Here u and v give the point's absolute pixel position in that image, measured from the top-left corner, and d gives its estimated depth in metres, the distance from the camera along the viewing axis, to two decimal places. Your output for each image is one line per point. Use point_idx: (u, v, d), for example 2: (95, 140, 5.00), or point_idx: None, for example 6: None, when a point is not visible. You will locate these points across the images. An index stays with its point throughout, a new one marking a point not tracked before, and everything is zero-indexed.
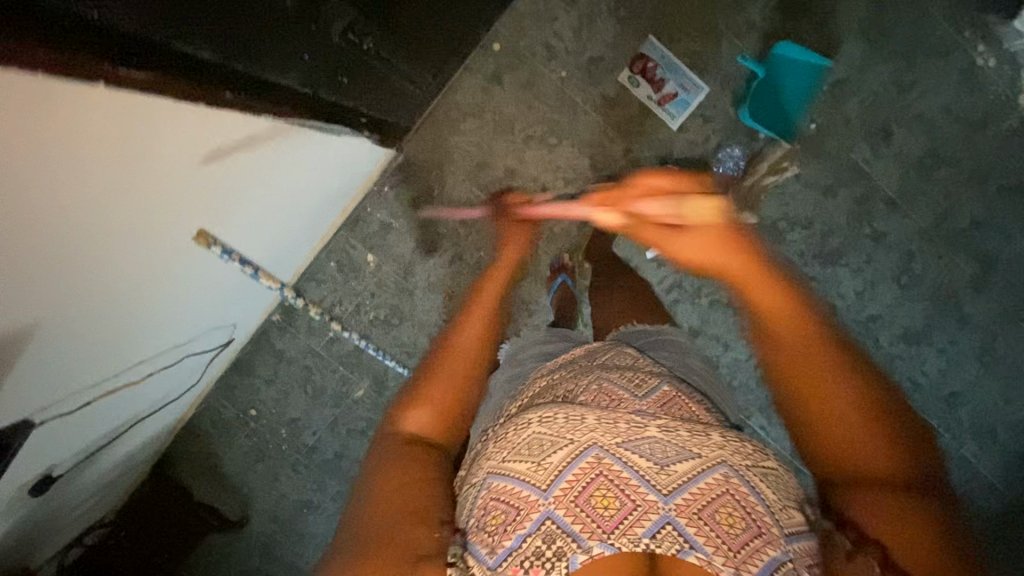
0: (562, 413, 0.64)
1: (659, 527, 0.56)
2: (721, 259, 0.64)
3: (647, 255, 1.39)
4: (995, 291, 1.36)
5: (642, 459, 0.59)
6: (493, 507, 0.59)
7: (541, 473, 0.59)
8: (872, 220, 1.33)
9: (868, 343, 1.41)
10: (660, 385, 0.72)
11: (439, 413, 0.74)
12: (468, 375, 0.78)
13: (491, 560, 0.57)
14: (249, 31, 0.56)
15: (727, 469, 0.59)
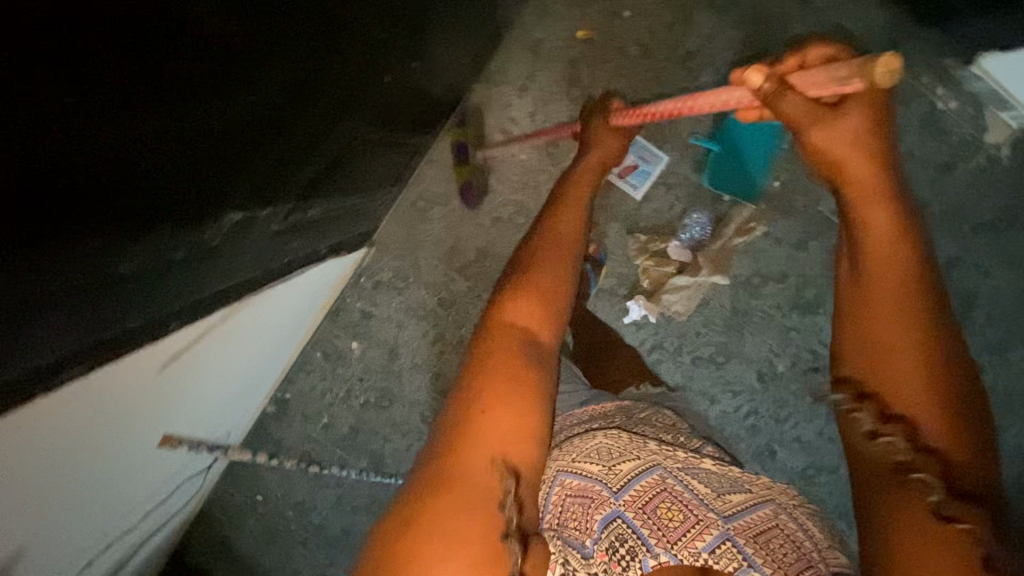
0: (626, 436, 0.73)
1: (716, 544, 0.60)
2: (900, 258, 0.53)
3: (626, 320, 1.38)
4: (979, 324, 1.32)
5: (703, 486, 0.65)
6: (570, 503, 0.66)
7: (613, 476, 0.66)
8: None
9: None
10: (703, 445, 0.79)
11: (541, 305, 0.68)
12: (558, 288, 0.71)
13: (587, 549, 0.62)
14: (193, 274, 0.59)
15: (774, 505, 0.64)
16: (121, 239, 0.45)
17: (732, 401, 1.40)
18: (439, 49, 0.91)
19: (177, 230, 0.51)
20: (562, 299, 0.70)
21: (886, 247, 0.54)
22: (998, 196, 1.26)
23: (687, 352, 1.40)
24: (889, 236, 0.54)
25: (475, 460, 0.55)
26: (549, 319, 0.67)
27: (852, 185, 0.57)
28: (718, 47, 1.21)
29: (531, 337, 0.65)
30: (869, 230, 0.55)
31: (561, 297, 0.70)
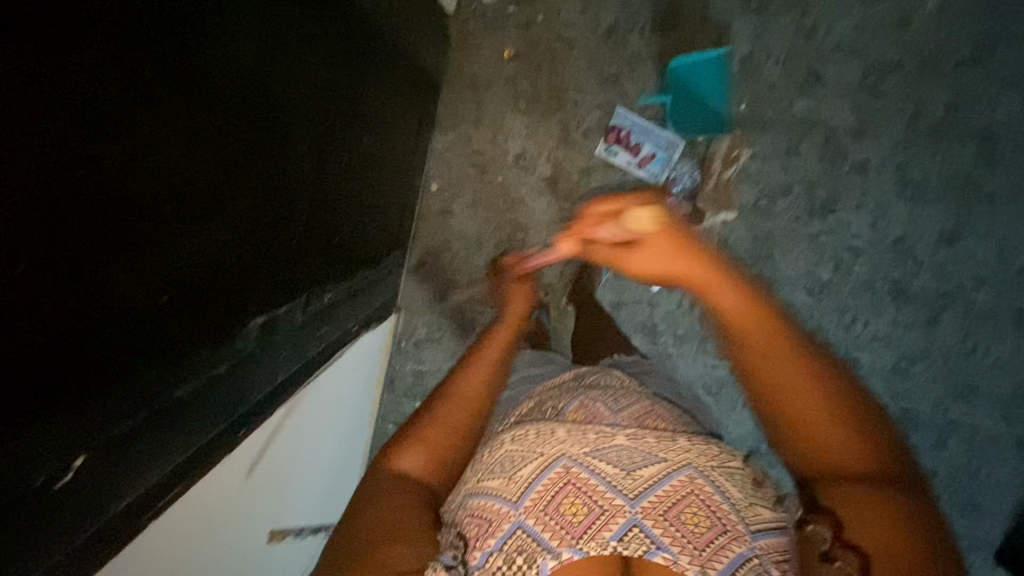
0: (534, 428, 0.74)
1: (625, 530, 0.62)
2: (678, 266, 0.73)
3: (654, 288, 1.41)
4: (1009, 157, 1.27)
5: (612, 468, 0.66)
6: (472, 518, 0.66)
7: (512, 487, 0.66)
8: (849, 153, 1.30)
9: (910, 264, 1.35)
10: (641, 402, 0.84)
11: (427, 458, 0.67)
12: (473, 413, 0.73)
13: (474, 562, 0.63)
14: (237, 379, 0.67)
15: (693, 471, 0.65)
16: (169, 350, 0.55)
17: None
18: (391, 110, 0.99)
19: (214, 336, 0.61)
20: (465, 430, 0.71)
21: (813, 399, 0.62)
22: (967, 27, 1.23)
23: None
24: (792, 356, 0.64)
25: (372, 521, 0.59)
26: (443, 468, 0.68)
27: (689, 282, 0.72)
28: (632, 9, 1.26)
29: (421, 487, 0.65)
30: (767, 374, 0.65)
31: (477, 419, 0.74)
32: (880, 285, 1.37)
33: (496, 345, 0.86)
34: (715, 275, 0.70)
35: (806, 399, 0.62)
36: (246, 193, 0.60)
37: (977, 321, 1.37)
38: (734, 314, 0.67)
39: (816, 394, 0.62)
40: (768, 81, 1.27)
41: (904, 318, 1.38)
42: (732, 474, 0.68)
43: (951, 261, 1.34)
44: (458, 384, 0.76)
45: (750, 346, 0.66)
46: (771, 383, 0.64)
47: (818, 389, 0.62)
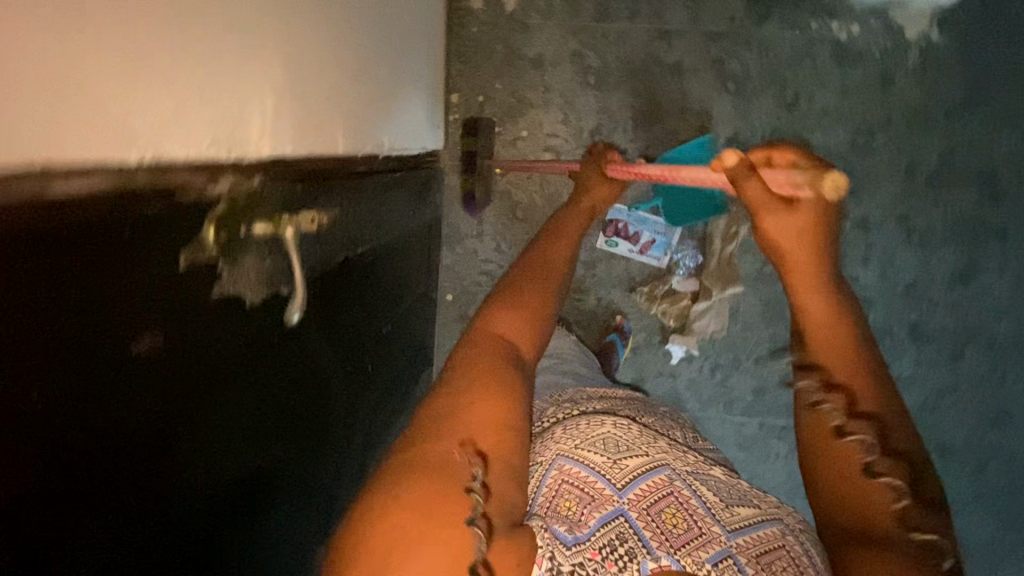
0: (633, 427, 0.66)
1: (720, 558, 0.53)
2: (808, 257, 0.57)
3: (674, 360, 1.46)
4: (1015, 192, 1.26)
5: (714, 495, 0.59)
6: (565, 491, 0.58)
7: (617, 470, 0.59)
8: (849, 210, 1.31)
9: (926, 306, 1.36)
10: (713, 449, 0.79)
11: (524, 321, 0.67)
12: (546, 300, 0.71)
13: (570, 536, 0.53)
14: None
15: (783, 526, 0.57)
16: None
17: None
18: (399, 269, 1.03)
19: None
20: (541, 317, 0.69)
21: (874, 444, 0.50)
22: (953, 75, 1.22)
23: (746, 358, 1.44)
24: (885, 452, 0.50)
25: (480, 421, 0.55)
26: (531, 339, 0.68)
27: (790, 262, 0.58)
28: (614, 110, 1.29)
29: (512, 353, 0.64)
30: (834, 422, 0.53)
31: (546, 312, 0.70)
32: (897, 329, 1.39)
33: (564, 241, 0.84)
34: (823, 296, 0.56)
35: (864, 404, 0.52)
36: (293, 379, 0.61)
37: (1001, 353, 1.37)
38: (825, 352, 0.54)
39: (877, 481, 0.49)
40: None
41: (926, 358, 1.40)
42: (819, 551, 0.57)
43: (968, 298, 1.35)
44: (519, 278, 0.73)
45: (829, 368, 0.54)
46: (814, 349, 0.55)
47: (868, 427, 0.51)
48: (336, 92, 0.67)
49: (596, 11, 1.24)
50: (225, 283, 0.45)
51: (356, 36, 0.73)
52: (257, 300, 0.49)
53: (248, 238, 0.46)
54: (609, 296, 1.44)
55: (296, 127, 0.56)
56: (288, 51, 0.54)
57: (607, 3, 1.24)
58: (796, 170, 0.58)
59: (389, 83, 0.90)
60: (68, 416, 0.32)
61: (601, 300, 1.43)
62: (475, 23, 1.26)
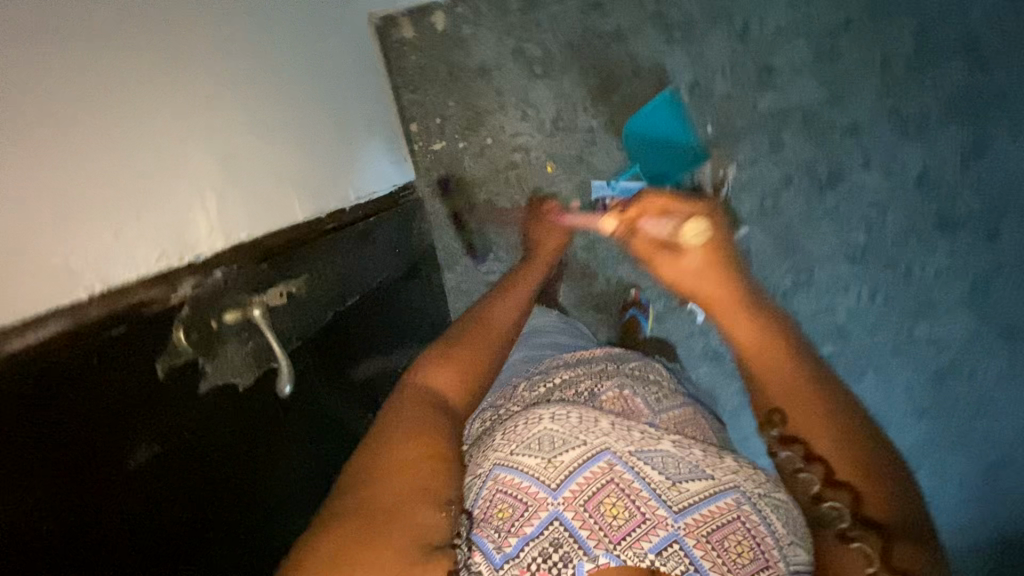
0: (575, 413, 0.69)
1: (665, 545, 0.59)
2: (710, 279, 0.70)
3: (700, 319, 1.42)
4: (1004, 53, 1.20)
5: (659, 475, 0.63)
6: (500, 500, 0.62)
7: (552, 472, 0.63)
8: (835, 120, 1.27)
9: (945, 193, 1.30)
10: (679, 404, 0.81)
11: (458, 378, 0.74)
12: (496, 345, 0.81)
13: (497, 557, 0.60)
14: None
15: (740, 496, 0.63)
16: None
17: (847, 296, 1.39)
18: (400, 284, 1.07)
19: None
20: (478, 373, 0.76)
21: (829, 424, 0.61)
22: None
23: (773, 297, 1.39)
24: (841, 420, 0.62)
25: (405, 460, 0.59)
26: (469, 392, 0.74)
27: (710, 299, 0.72)
28: (568, 92, 1.28)
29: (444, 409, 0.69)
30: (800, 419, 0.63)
31: (479, 378, 0.76)
32: (922, 225, 1.32)
33: (523, 289, 0.93)
34: (729, 294, 0.71)
35: (807, 389, 0.65)
36: (306, 433, 0.68)
37: None
38: (770, 358, 0.68)
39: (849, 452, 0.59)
40: (724, 95, 1.27)
41: (960, 246, 1.33)
42: (780, 507, 0.63)
43: (987, 173, 1.27)
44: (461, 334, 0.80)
45: (761, 372, 0.67)
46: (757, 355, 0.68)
47: (810, 396, 0.64)
48: (283, 163, 0.70)
49: (524, 3, 1.24)
50: (212, 374, 0.50)
51: (292, 104, 0.76)
52: (248, 381, 0.55)
53: (224, 329, 0.51)
54: (617, 274, 1.42)
55: (245, 208, 0.59)
56: (222, 139, 0.58)
57: None
58: (666, 219, 0.73)
59: (343, 137, 0.94)
60: (58, 518, 0.37)
61: (611, 279, 1.42)
62: (412, 50, 1.27)
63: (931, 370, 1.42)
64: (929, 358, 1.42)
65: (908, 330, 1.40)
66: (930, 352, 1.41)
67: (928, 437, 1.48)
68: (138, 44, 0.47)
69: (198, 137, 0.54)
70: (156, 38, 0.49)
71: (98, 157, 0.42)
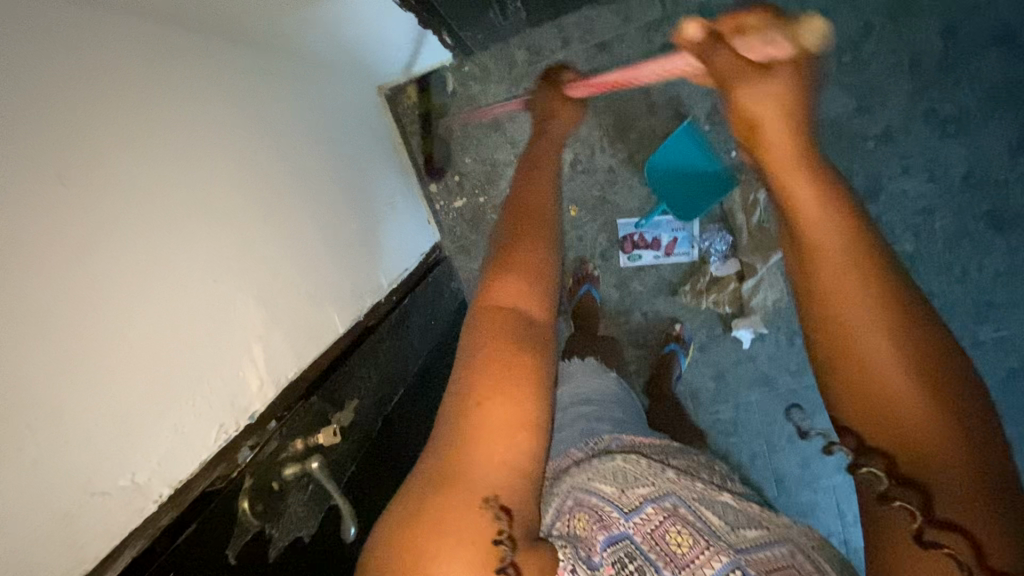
0: (644, 462, 0.68)
1: (724, 575, 0.55)
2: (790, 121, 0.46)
3: (746, 344, 1.37)
4: None
5: (716, 518, 0.60)
6: (575, 512, 0.59)
7: (626, 497, 0.61)
8: (866, 130, 1.22)
9: (997, 189, 1.22)
10: (739, 484, 0.76)
11: (532, 288, 0.59)
12: (546, 258, 0.63)
13: (592, 559, 0.55)
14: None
15: (795, 546, 0.58)
16: None
17: None
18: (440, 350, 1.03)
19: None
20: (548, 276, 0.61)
21: (881, 314, 0.39)
22: None
23: None
24: (906, 322, 0.39)
25: (500, 424, 0.47)
26: (538, 300, 0.59)
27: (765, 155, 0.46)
28: (585, 135, 1.27)
29: (530, 326, 0.56)
30: (829, 259, 0.42)
31: (551, 274, 0.62)
32: (975, 225, 1.25)
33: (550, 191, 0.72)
34: (828, 185, 0.43)
35: (851, 280, 0.41)
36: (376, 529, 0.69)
37: None
38: (818, 218, 0.42)
39: (917, 391, 0.38)
40: None
41: (1020, 243, 1.25)
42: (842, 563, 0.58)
43: None
44: (517, 256, 0.61)
45: (820, 241, 0.42)
46: (809, 216, 0.43)
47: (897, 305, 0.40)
48: (322, 283, 0.71)
49: (530, 54, 1.23)
50: (279, 538, 0.51)
51: (324, 217, 0.78)
52: (313, 528, 0.56)
53: (283, 486, 0.53)
54: (654, 308, 1.38)
55: (288, 347, 0.61)
56: (266, 282, 0.59)
57: (537, 42, 1.22)
58: (763, 37, 0.51)
59: (369, 213, 0.97)
60: None
61: (648, 313, 1.38)
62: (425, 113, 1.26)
63: (1003, 372, 1.34)
64: (998, 361, 1.33)
65: (971, 334, 1.32)
66: (997, 354, 1.33)
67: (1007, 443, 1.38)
68: (181, 218, 0.49)
69: (244, 288, 0.55)
70: (196, 204, 0.51)
71: (161, 342, 0.44)
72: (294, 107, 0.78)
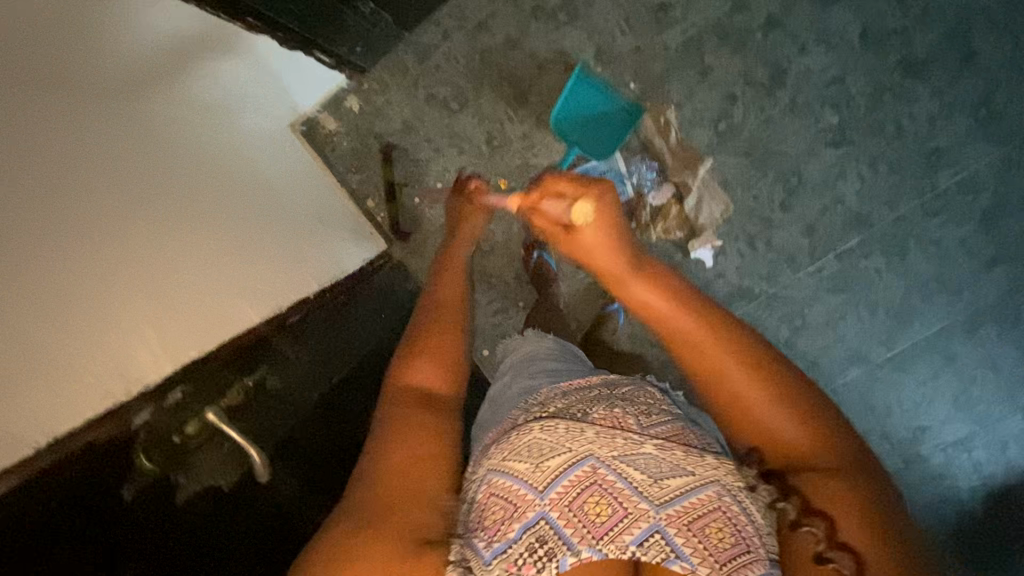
0: (562, 423, 0.73)
1: (647, 535, 0.65)
2: (672, 324, 0.74)
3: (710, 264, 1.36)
4: None
5: (640, 474, 0.68)
6: (492, 504, 0.67)
7: (539, 474, 0.68)
8: (750, 24, 1.24)
9: (897, 38, 1.22)
10: (668, 417, 0.82)
11: (438, 369, 0.75)
12: (455, 325, 0.81)
13: (485, 555, 0.63)
14: None
15: (720, 488, 0.67)
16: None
17: (848, 179, 1.30)
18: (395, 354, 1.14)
19: None
20: (456, 362, 0.77)
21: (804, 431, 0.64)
22: None
23: (772, 211, 1.32)
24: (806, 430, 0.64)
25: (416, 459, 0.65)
26: (451, 376, 0.76)
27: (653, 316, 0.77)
28: (489, 112, 1.32)
29: (430, 399, 0.72)
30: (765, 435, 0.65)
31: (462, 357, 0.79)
32: (892, 79, 1.24)
33: (456, 279, 0.90)
34: (753, 394, 0.66)
35: (794, 438, 0.64)
36: None
37: (1010, 22, 1.20)
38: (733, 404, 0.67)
39: (800, 443, 0.64)
40: (631, 50, 1.27)
41: (942, 81, 1.23)
42: (765, 502, 0.66)
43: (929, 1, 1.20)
44: (432, 335, 0.79)
45: (747, 423, 0.66)
46: (746, 406, 0.66)
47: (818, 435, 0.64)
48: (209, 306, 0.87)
49: (417, 55, 1.31)
50: (188, 484, 0.74)
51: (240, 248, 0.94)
52: (231, 482, 0.77)
53: (188, 439, 0.77)
54: None
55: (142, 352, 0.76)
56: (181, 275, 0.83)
57: (420, 43, 1.30)
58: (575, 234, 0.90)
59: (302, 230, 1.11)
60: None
61: None
62: (340, 137, 1.35)
63: (978, 214, 1.29)
64: (970, 204, 1.29)
65: (930, 185, 1.29)
66: (965, 198, 1.29)
67: (1011, 283, 1.33)
68: (90, 232, 0.70)
69: (158, 278, 0.79)
70: (98, 226, 0.71)
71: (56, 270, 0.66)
72: (217, 147, 0.97)
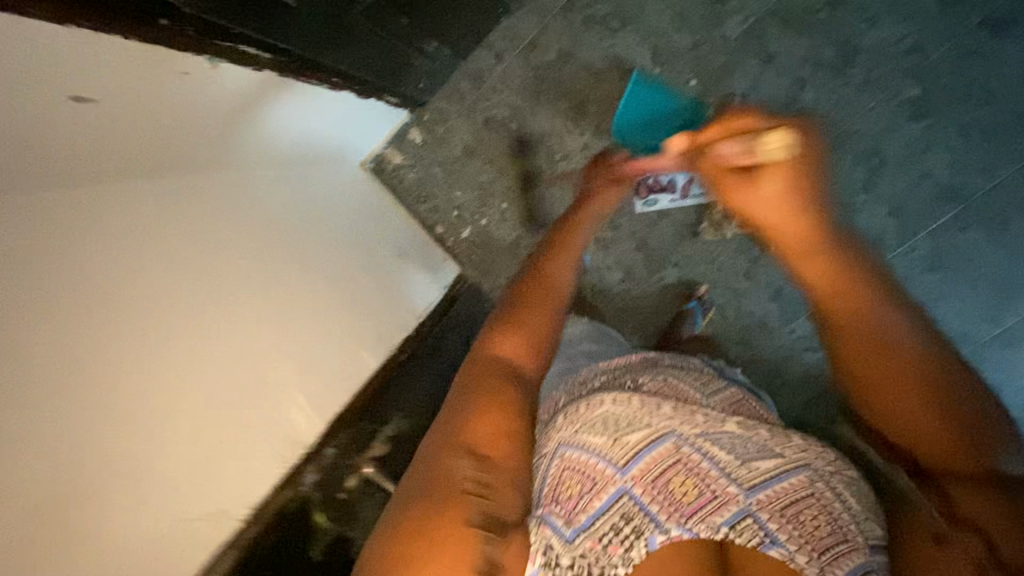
0: (630, 398, 0.77)
1: (738, 517, 0.64)
2: (804, 263, 0.74)
3: None
4: None
5: (727, 454, 0.69)
6: (567, 476, 0.68)
7: (619, 450, 0.69)
8: (814, 4, 1.19)
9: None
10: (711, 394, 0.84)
11: (525, 343, 0.73)
12: (550, 308, 0.78)
13: (568, 531, 0.64)
14: None
15: (812, 474, 0.68)
16: None
17: (935, 151, 1.22)
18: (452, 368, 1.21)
19: None
20: (544, 334, 0.76)
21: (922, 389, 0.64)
22: None
23: (854, 194, 1.27)
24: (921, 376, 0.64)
25: (490, 433, 0.64)
26: (535, 356, 0.73)
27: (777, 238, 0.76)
28: (550, 127, 1.32)
29: (514, 373, 0.71)
30: (876, 377, 0.67)
31: (543, 344, 0.75)
32: (976, 41, 1.16)
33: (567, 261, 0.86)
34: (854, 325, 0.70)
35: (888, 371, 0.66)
36: None
37: None
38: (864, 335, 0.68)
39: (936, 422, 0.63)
40: (688, 47, 1.25)
41: None
42: (851, 486, 0.69)
43: None
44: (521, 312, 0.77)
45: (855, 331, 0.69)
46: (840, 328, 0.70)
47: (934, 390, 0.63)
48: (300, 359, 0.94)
49: (474, 81, 1.33)
50: None
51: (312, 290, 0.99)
52: None
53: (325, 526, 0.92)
54: (684, 256, 1.38)
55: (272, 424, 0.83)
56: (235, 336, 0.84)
57: (475, 68, 1.33)
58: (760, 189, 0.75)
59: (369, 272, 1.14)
60: None
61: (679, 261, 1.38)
62: (407, 169, 1.39)
63: None
64: None
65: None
66: None
67: None
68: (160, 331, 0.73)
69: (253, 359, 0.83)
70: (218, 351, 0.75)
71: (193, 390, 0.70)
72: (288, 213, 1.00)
